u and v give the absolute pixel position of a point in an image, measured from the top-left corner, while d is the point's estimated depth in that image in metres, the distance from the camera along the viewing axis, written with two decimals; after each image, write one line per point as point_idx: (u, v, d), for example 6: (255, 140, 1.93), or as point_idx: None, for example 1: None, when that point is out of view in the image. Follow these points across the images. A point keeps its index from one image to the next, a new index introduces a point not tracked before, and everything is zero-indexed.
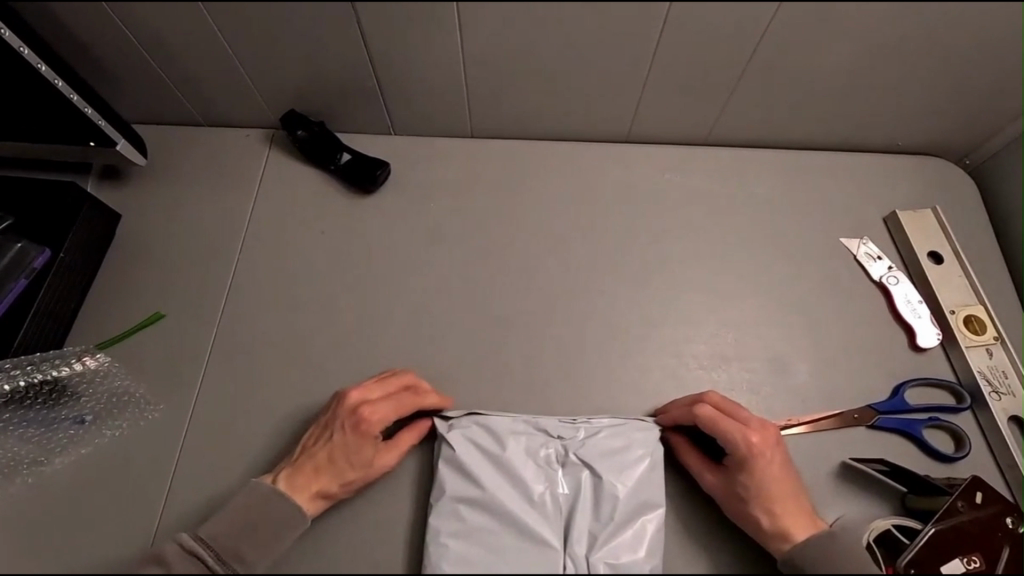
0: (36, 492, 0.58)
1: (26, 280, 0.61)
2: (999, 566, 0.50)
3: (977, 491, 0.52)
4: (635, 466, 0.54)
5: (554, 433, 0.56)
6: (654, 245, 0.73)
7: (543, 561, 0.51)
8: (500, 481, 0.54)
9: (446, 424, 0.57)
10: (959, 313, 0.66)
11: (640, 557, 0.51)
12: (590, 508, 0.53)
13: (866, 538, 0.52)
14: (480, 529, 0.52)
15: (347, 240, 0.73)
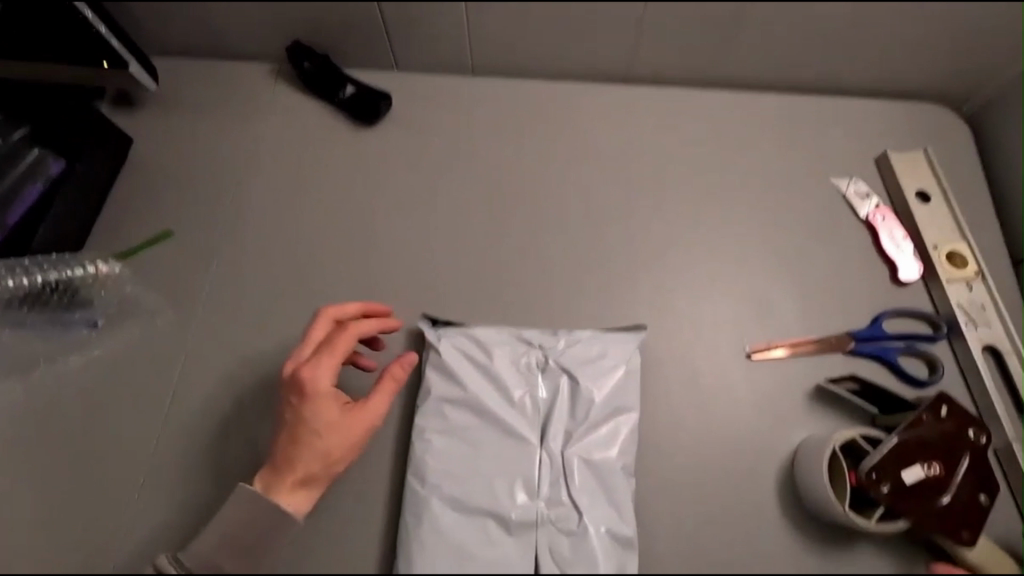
0: (54, 385, 0.62)
1: (41, 186, 0.64)
2: (958, 472, 0.52)
3: (943, 405, 0.54)
4: (611, 372, 0.58)
5: (536, 342, 0.59)
6: (646, 180, 0.74)
7: (521, 455, 0.54)
8: (483, 384, 0.57)
9: (434, 334, 0.60)
10: (943, 249, 0.67)
11: (611, 454, 0.55)
12: (567, 409, 0.57)
13: (830, 445, 0.54)
14: (462, 426, 0.56)
15: (347, 169, 0.75)
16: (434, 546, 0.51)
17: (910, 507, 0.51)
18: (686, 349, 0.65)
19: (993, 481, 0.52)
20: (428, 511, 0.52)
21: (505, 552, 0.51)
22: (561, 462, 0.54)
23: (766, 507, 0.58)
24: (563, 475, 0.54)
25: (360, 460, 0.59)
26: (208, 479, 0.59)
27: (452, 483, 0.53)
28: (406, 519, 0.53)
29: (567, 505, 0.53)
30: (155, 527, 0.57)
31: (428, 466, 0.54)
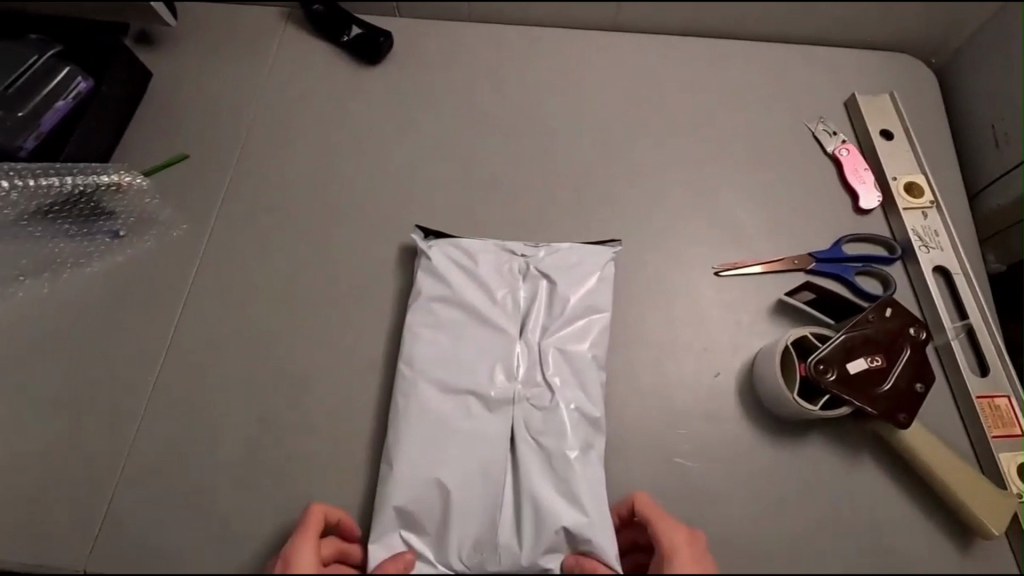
0: (78, 285, 0.68)
1: (70, 102, 0.69)
2: (898, 364, 0.57)
3: (887, 307, 0.60)
4: (587, 277, 0.63)
5: (520, 252, 0.64)
6: (631, 115, 0.78)
7: (502, 344, 0.60)
8: (469, 286, 0.62)
9: (426, 243, 0.66)
10: (901, 181, 0.72)
11: (584, 346, 0.60)
12: (545, 307, 0.62)
13: (784, 342, 0.59)
14: (449, 320, 0.61)
15: (348, 101, 0.80)
16: (420, 417, 0.57)
17: (854, 394, 0.56)
18: (661, 266, 0.70)
19: (928, 372, 0.58)
20: (415, 390, 0.58)
21: (483, 425, 0.56)
22: (537, 352, 0.60)
23: (729, 405, 0.63)
24: (538, 362, 0.59)
25: (357, 356, 0.65)
26: (219, 370, 0.65)
27: (436, 366, 0.59)
28: (395, 396, 0.58)
29: (540, 387, 0.58)
30: (170, 410, 0.63)
31: (416, 353, 0.60)
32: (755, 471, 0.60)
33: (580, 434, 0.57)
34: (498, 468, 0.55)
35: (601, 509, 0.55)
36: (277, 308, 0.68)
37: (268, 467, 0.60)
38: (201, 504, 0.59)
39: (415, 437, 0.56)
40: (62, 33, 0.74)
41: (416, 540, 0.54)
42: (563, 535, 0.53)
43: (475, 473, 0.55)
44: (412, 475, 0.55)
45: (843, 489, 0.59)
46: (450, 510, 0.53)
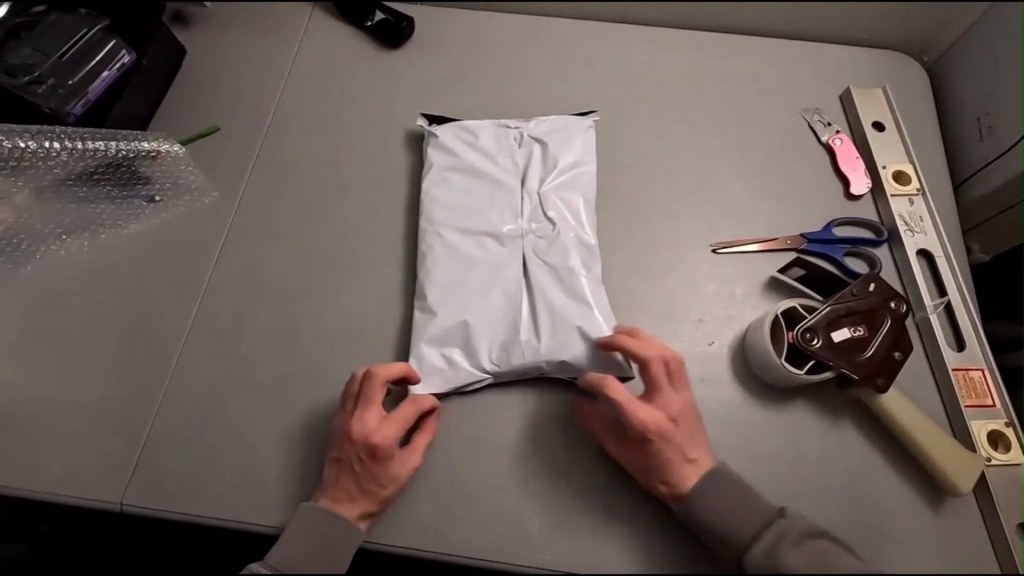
0: (117, 245, 0.73)
1: (115, 73, 0.74)
2: (880, 333, 0.62)
3: (871, 282, 0.64)
4: (571, 141, 0.76)
5: (513, 125, 0.78)
6: (637, 101, 0.83)
7: (508, 196, 0.73)
8: (472, 153, 0.76)
9: (432, 128, 0.78)
10: (890, 169, 0.76)
11: (577, 194, 0.73)
12: (540, 164, 0.75)
13: (773, 312, 0.64)
14: (459, 183, 0.74)
15: (370, 80, 0.84)
16: (442, 262, 0.69)
17: (837, 359, 0.61)
18: (661, 243, 0.74)
19: (908, 342, 0.62)
20: (436, 236, 0.71)
21: (500, 260, 0.69)
22: (537, 197, 0.73)
23: (721, 371, 0.67)
24: (540, 205, 0.72)
25: (376, 316, 0.70)
26: (247, 326, 0.69)
27: (456, 219, 0.72)
28: (423, 248, 0.71)
29: (545, 222, 0.71)
30: (201, 361, 0.68)
31: (436, 212, 0.73)
32: (744, 432, 0.64)
33: (585, 251, 0.70)
34: (517, 291, 0.67)
35: (604, 309, 0.67)
36: (301, 271, 0.72)
37: (292, 415, 0.65)
38: (230, 448, 0.64)
39: (441, 274, 0.69)
40: (114, 16, 0.80)
41: (452, 362, 0.65)
42: (575, 329, 0.65)
43: (498, 301, 0.67)
44: (441, 304, 0.67)
45: (827, 450, 0.63)
46: (481, 328, 0.66)
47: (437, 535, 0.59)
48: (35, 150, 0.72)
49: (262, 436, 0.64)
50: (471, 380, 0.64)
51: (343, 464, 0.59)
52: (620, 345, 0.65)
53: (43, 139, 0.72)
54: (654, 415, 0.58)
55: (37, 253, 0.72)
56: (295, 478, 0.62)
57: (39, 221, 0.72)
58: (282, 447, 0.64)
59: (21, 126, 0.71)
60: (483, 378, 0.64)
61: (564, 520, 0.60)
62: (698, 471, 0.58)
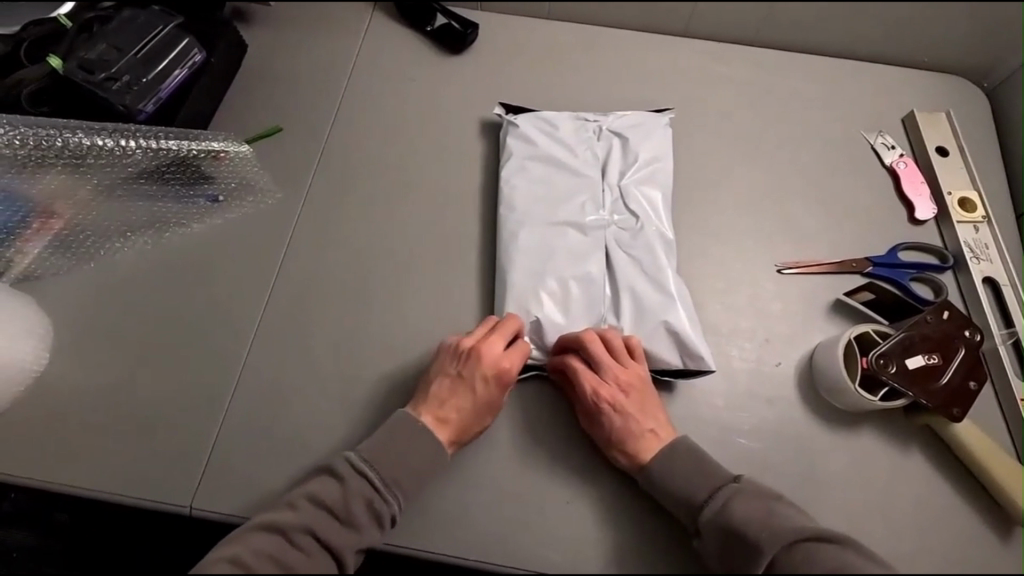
0: (181, 243, 0.73)
1: (187, 72, 0.74)
2: (954, 362, 0.62)
3: (945, 310, 0.64)
4: (649, 137, 0.76)
5: (591, 118, 0.78)
6: (701, 117, 0.83)
7: (589, 187, 0.74)
8: (553, 146, 0.76)
9: (510, 117, 0.78)
10: (955, 195, 0.77)
11: (657, 187, 0.74)
12: (619, 157, 0.75)
13: (845, 337, 0.64)
14: (538, 172, 0.75)
15: (431, 86, 0.84)
16: (526, 248, 0.70)
17: (913, 386, 0.61)
18: (726, 261, 0.74)
19: (982, 370, 0.63)
20: (518, 224, 0.72)
21: (584, 250, 0.70)
22: (618, 190, 0.73)
23: (788, 393, 0.67)
24: (622, 198, 0.73)
25: (443, 327, 0.70)
26: (314, 330, 0.69)
27: (537, 208, 0.72)
28: (504, 235, 0.71)
29: (627, 215, 0.72)
30: (267, 364, 0.67)
31: (517, 200, 0.73)
32: (813, 454, 0.64)
33: (666, 245, 0.71)
34: (600, 281, 0.69)
35: (685, 302, 0.68)
36: (367, 276, 0.72)
37: (361, 422, 0.65)
38: (298, 453, 0.63)
39: (525, 261, 0.69)
40: (182, 12, 0.79)
41: (539, 345, 0.67)
42: (660, 323, 0.66)
43: (582, 290, 0.68)
44: (527, 291, 0.68)
45: (896, 476, 0.63)
46: (566, 315, 0.67)
47: (508, 549, 0.59)
48: (112, 147, 0.72)
49: (331, 442, 0.64)
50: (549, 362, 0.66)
51: (462, 381, 0.61)
52: (705, 344, 0.66)
53: (121, 137, 0.72)
54: (602, 387, 0.62)
55: (101, 249, 0.72)
56: None
57: (106, 217, 0.72)
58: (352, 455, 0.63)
59: (99, 124, 0.72)
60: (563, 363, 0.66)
61: (637, 538, 0.60)
62: (656, 442, 0.60)
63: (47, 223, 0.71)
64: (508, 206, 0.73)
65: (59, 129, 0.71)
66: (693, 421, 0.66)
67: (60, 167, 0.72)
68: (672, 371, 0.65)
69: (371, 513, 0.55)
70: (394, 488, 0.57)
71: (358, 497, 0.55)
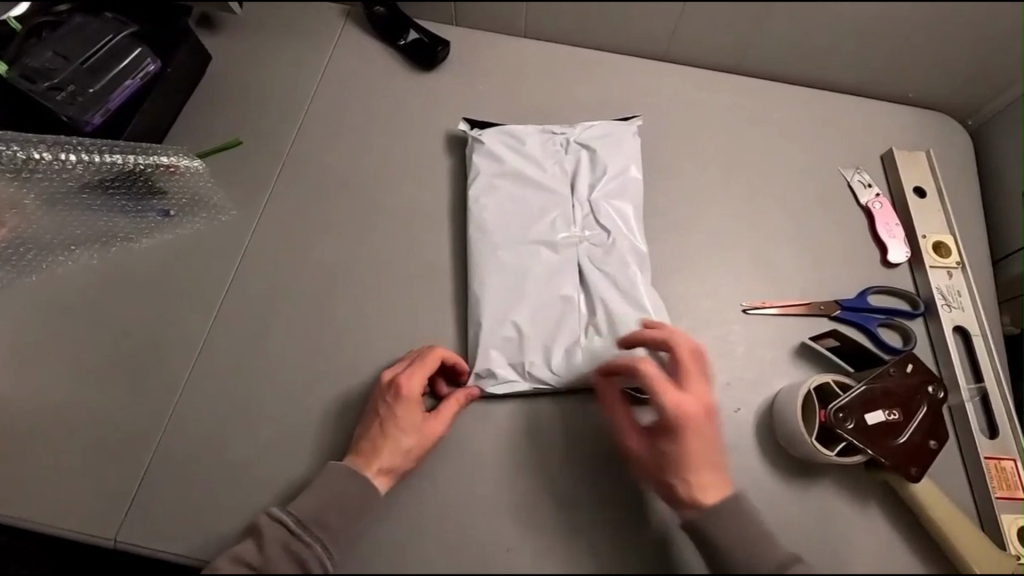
0: (127, 259, 0.70)
1: (138, 82, 0.71)
2: (914, 419, 0.60)
3: (909, 362, 0.62)
4: (620, 153, 0.73)
5: (558, 131, 0.75)
6: (674, 146, 0.80)
7: (560, 203, 0.71)
8: (523, 162, 0.73)
9: (476, 133, 0.75)
10: (930, 239, 0.74)
11: (630, 200, 0.71)
12: (588, 170, 0.72)
13: (805, 387, 0.62)
14: (507, 190, 0.71)
15: (400, 104, 0.81)
16: (493, 271, 0.67)
17: (871, 443, 0.59)
18: (692, 298, 0.72)
19: (942, 429, 0.61)
20: (486, 245, 0.69)
21: (555, 269, 0.67)
22: (589, 205, 0.70)
23: (747, 440, 0.65)
24: (592, 213, 0.70)
25: (392, 358, 0.67)
26: (260, 357, 0.67)
27: (504, 227, 0.69)
28: (473, 257, 0.68)
29: (599, 230, 0.69)
30: (206, 392, 0.65)
31: (485, 220, 0.70)
32: (769, 506, 0.62)
33: (640, 258, 0.68)
34: (575, 300, 0.66)
35: (660, 314, 0.65)
36: (318, 301, 0.69)
37: (300, 457, 0.62)
38: (235, 487, 0.61)
39: (495, 285, 0.66)
40: (142, 21, 0.77)
41: (515, 363, 0.64)
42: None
43: (554, 308, 0.66)
44: (497, 317, 0.65)
45: (850, 533, 0.62)
46: (538, 337, 0.65)
47: None
48: (50, 161, 0.70)
49: (268, 477, 0.61)
50: (534, 386, 0.63)
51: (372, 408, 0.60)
52: None
53: (61, 150, 0.70)
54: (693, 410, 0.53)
55: (44, 263, 0.69)
56: None
57: (50, 231, 0.70)
58: (287, 491, 0.61)
59: (37, 137, 0.69)
60: (545, 387, 0.63)
61: None
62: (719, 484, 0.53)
63: None
64: (478, 226, 0.70)
65: None
66: None
67: None
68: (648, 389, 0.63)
69: (292, 562, 0.53)
70: (316, 537, 0.53)
71: (277, 547, 0.53)
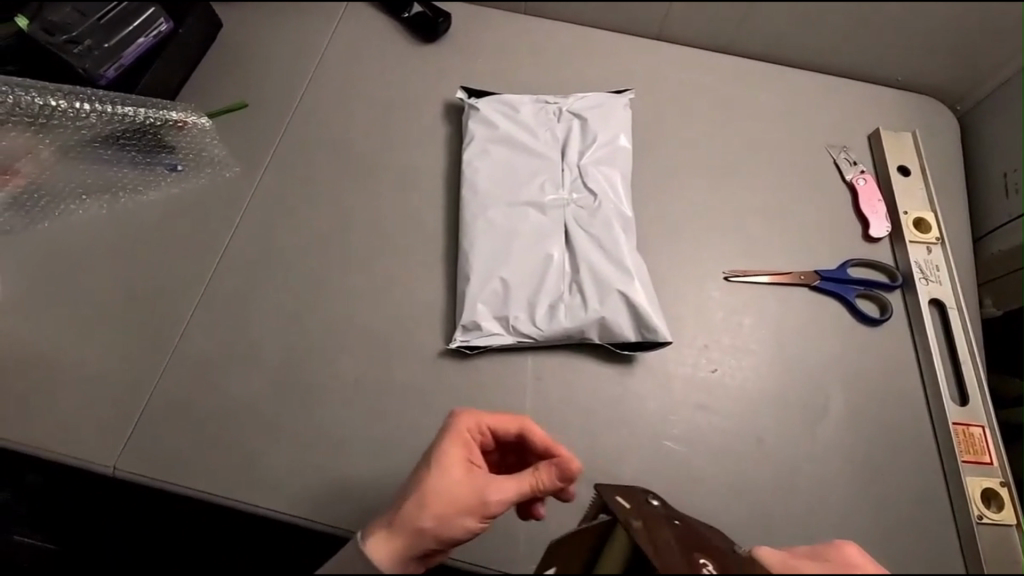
0: (136, 209, 0.74)
1: (150, 40, 0.76)
2: None
3: None
4: (610, 122, 0.76)
5: (552, 100, 0.77)
6: (665, 120, 0.82)
7: (550, 167, 0.73)
8: (516, 129, 0.75)
9: (472, 101, 0.78)
10: (911, 215, 0.76)
11: (618, 167, 0.73)
12: (579, 138, 0.75)
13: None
14: (499, 155, 0.74)
15: (402, 73, 0.84)
16: (483, 230, 0.70)
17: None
18: (675, 264, 0.74)
19: None
20: (478, 205, 0.71)
21: (542, 229, 0.70)
22: (578, 170, 0.73)
23: (719, 400, 0.68)
24: (581, 177, 0.72)
25: (383, 311, 0.70)
26: (257, 306, 0.70)
27: (496, 189, 0.72)
28: (465, 216, 0.71)
29: (586, 194, 0.71)
30: (207, 335, 0.68)
31: (478, 181, 0.73)
32: (739, 460, 0.65)
33: (625, 222, 0.70)
34: (560, 259, 0.68)
35: (643, 274, 0.68)
36: (316, 255, 0.73)
37: (292, 399, 0.65)
38: (230, 422, 0.64)
39: (484, 244, 0.69)
40: None
41: (500, 317, 0.67)
42: (618, 294, 0.66)
43: (540, 266, 0.68)
44: (485, 274, 0.68)
45: (816, 489, 0.64)
46: (523, 293, 0.67)
47: None
48: (64, 109, 0.74)
49: (263, 416, 0.65)
50: (517, 339, 0.66)
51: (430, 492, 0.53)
52: (662, 321, 0.66)
53: (75, 100, 0.74)
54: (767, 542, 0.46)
55: (56, 209, 0.73)
56: (288, 462, 0.63)
57: (62, 179, 0.74)
58: (279, 429, 0.64)
59: (53, 86, 0.73)
60: (528, 340, 0.66)
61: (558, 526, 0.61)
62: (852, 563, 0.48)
63: (3, 178, 0.72)
64: (470, 187, 0.72)
65: (12, 87, 0.72)
66: (621, 423, 0.66)
67: (12, 124, 0.72)
68: (628, 345, 0.65)
69: None
70: None
71: None
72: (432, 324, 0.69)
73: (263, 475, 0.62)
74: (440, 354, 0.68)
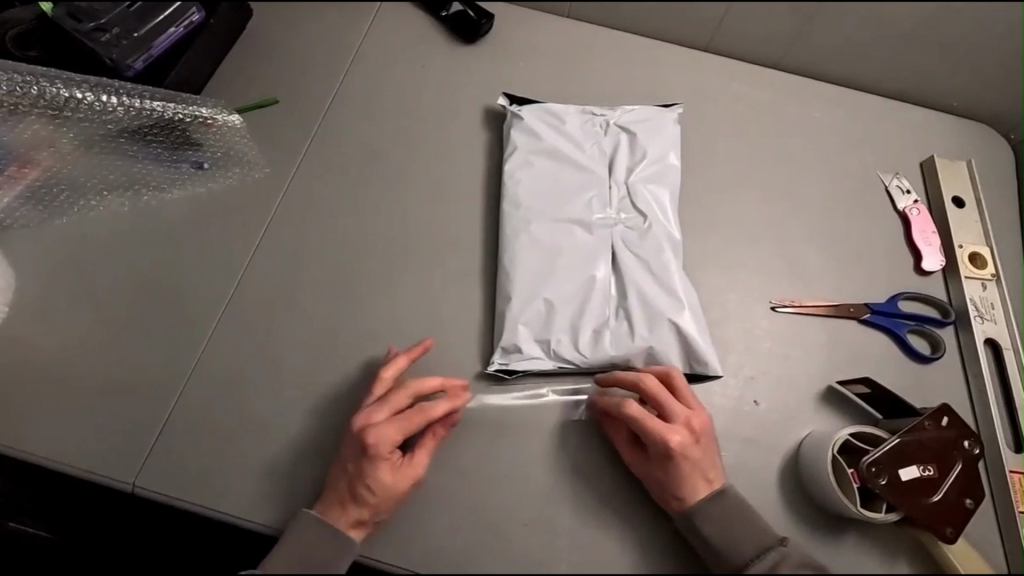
0: (159, 207, 0.70)
1: (182, 30, 0.73)
2: (949, 476, 0.59)
3: (944, 416, 0.61)
4: (660, 139, 0.72)
5: (599, 112, 0.74)
6: (713, 137, 0.79)
7: (597, 184, 0.70)
8: (561, 141, 0.72)
9: (515, 108, 0.74)
10: (967, 249, 0.74)
11: (667, 185, 0.70)
12: (627, 153, 0.72)
13: (836, 438, 0.60)
14: (544, 167, 0.71)
15: (441, 75, 0.80)
16: (526, 247, 0.67)
17: (903, 499, 0.57)
18: (721, 290, 0.71)
19: (978, 489, 0.59)
20: (520, 221, 0.68)
21: (589, 249, 0.67)
22: (625, 188, 0.70)
23: (767, 436, 0.65)
24: (629, 196, 0.69)
25: (418, 327, 0.67)
26: (285, 316, 0.67)
27: (540, 204, 0.69)
28: (506, 231, 0.68)
29: (634, 214, 0.68)
30: (232, 345, 0.65)
31: (520, 195, 0.69)
32: (790, 502, 0.62)
33: (674, 245, 0.67)
34: (606, 282, 0.65)
35: (692, 302, 0.65)
36: (348, 264, 0.69)
37: (320, 417, 0.62)
38: (255, 440, 0.61)
39: (527, 262, 0.66)
40: None
41: (542, 340, 0.63)
42: (667, 322, 0.63)
43: (586, 290, 0.65)
44: (528, 295, 0.65)
45: (870, 537, 0.60)
46: (568, 318, 0.64)
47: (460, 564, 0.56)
48: (92, 102, 0.71)
49: (290, 434, 0.61)
50: (560, 365, 0.63)
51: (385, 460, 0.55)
52: (711, 352, 0.63)
53: (101, 92, 0.71)
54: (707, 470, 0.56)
55: (74, 205, 0.69)
56: (317, 485, 0.59)
57: (83, 173, 0.70)
58: (306, 448, 0.61)
59: (81, 77, 0.71)
60: (572, 367, 0.63)
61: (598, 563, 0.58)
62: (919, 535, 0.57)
63: (21, 171, 0.69)
64: (513, 201, 0.69)
65: (37, 77, 0.69)
66: None
67: (34, 116, 0.70)
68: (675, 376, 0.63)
69: None
70: None
71: None
72: (470, 344, 0.66)
73: (291, 497, 0.59)
74: (478, 376, 0.64)
